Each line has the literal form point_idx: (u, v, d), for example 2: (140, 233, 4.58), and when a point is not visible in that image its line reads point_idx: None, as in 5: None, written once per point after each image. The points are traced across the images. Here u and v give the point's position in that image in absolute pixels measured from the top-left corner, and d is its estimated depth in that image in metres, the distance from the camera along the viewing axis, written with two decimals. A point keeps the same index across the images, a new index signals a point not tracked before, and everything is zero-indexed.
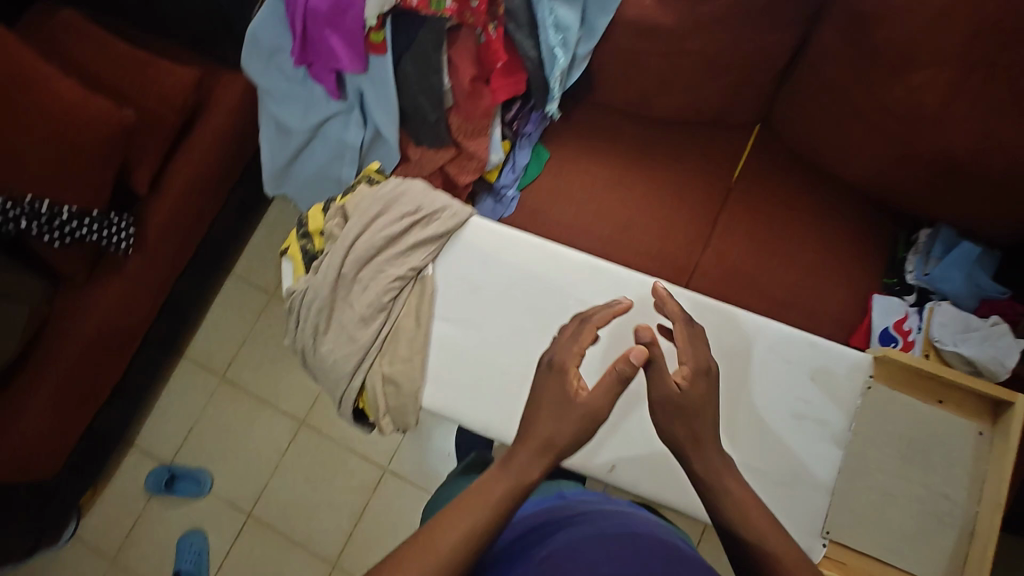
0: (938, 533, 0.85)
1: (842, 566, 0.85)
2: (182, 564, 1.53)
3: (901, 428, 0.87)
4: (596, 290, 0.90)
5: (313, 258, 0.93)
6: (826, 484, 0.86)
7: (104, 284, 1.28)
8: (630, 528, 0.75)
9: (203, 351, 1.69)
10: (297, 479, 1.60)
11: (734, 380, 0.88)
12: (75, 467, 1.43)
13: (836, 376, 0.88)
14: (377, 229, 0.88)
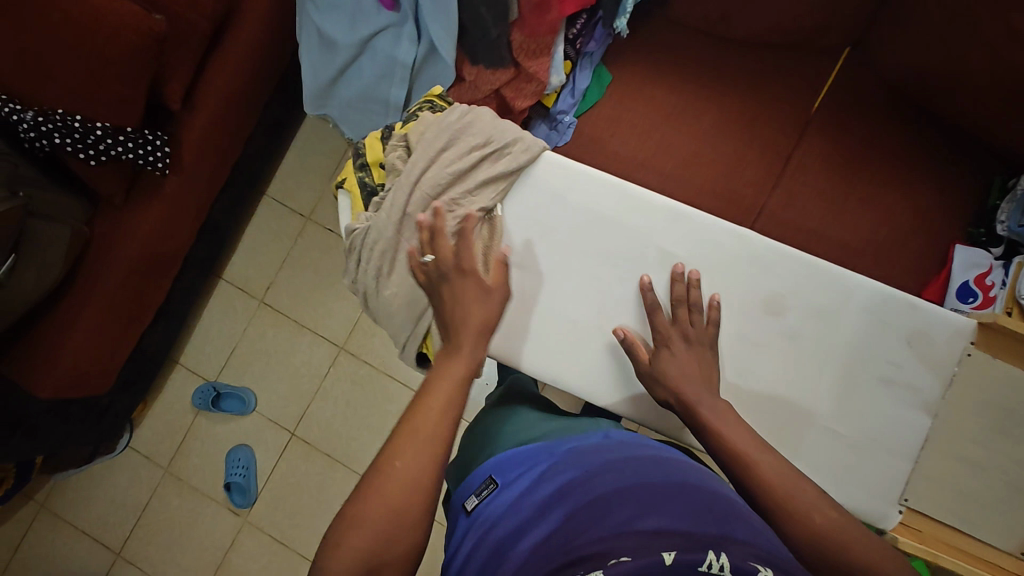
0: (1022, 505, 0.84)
1: (918, 534, 0.84)
2: (232, 476, 1.60)
3: (998, 399, 0.83)
4: (675, 238, 0.85)
5: (372, 192, 0.89)
6: (909, 451, 0.83)
7: (144, 206, 1.25)
8: (681, 474, 0.74)
9: (241, 273, 1.68)
10: (338, 402, 1.63)
11: (819, 338, 0.83)
12: (126, 384, 1.47)
13: (936, 340, 0.82)
14: (444, 163, 0.83)
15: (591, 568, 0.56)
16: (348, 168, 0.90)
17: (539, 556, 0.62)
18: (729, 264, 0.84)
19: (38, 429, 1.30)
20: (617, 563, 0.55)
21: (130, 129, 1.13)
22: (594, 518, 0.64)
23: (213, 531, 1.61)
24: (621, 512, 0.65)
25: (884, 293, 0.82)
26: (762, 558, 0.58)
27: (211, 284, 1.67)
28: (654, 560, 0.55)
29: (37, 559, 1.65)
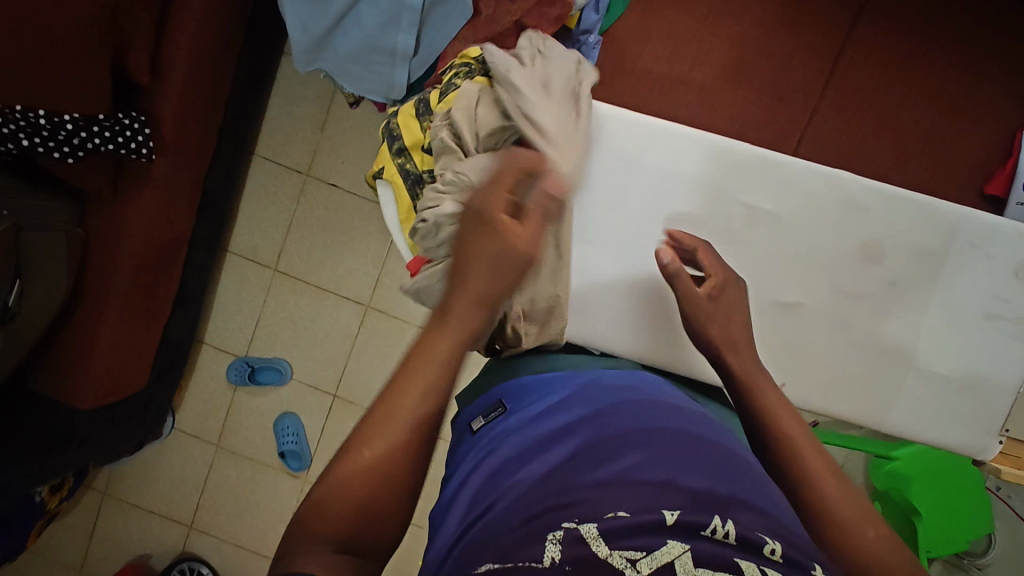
0: None
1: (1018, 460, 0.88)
2: (285, 445, 1.62)
3: None
4: (763, 190, 0.83)
5: (416, 178, 0.80)
6: (1010, 385, 0.84)
7: (137, 198, 1.14)
8: (698, 423, 0.70)
9: (247, 243, 1.58)
10: (375, 360, 1.61)
11: (914, 278, 0.83)
12: (159, 375, 1.45)
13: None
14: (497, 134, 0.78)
15: (584, 514, 0.54)
16: (384, 156, 0.82)
17: (537, 486, 0.59)
18: (821, 213, 0.83)
19: (89, 438, 1.29)
20: (611, 516, 0.53)
21: (103, 116, 1.00)
22: (599, 461, 0.61)
23: (278, 494, 1.66)
24: (631, 456, 0.61)
25: (985, 224, 0.81)
26: (770, 528, 0.55)
27: (218, 259, 1.58)
28: (653, 518, 0.52)
29: (115, 543, 1.71)
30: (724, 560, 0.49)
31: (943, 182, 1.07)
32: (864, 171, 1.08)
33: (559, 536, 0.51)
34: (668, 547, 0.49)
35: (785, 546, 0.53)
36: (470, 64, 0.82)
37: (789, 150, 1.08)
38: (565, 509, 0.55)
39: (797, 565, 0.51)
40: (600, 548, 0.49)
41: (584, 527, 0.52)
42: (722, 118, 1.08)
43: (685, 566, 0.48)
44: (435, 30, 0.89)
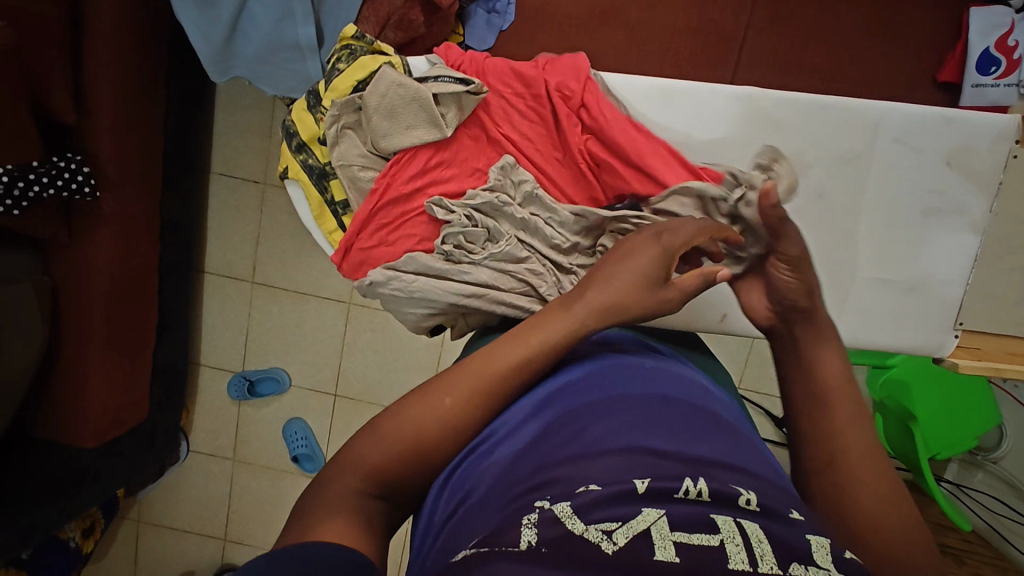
0: None
1: (977, 352, 0.86)
2: (297, 449, 1.66)
3: None
4: (672, 119, 0.83)
5: (322, 173, 0.79)
6: (959, 277, 0.83)
7: (93, 236, 1.15)
8: (667, 380, 0.65)
9: (222, 260, 1.59)
10: (367, 354, 1.63)
11: (844, 186, 0.81)
12: (159, 402, 1.49)
13: (973, 153, 0.80)
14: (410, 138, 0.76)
15: (554, 493, 0.49)
16: (286, 155, 0.80)
17: (510, 462, 0.55)
18: (738, 139, 0.82)
19: (101, 473, 1.34)
20: (583, 491, 0.49)
21: (39, 163, 1.00)
22: (569, 428, 0.57)
23: (300, 497, 1.71)
24: (600, 422, 0.57)
25: (915, 116, 0.79)
26: (744, 483, 0.52)
27: (196, 280, 1.60)
28: (622, 488, 0.49)
29: (158, 564, 1.79)
30: (702, 520, 0.47)
31: (891, 77, 1.03)
32: (810, 80, 1.04)
33: (534, 521, 0.46)
34: (643, 514, 0.46)
35: (759, 496, 0.51)
36: (348, 46, 0.79)
37: (727, 72, 1.04)
38: (534, 486, 0.51)
39: (770, 511, 0.50)
40: (576, 525, 0.45)
41: (557, 507, 0.48)
42: (654, 53, 1.04)
43: (661, 531, 0.45)
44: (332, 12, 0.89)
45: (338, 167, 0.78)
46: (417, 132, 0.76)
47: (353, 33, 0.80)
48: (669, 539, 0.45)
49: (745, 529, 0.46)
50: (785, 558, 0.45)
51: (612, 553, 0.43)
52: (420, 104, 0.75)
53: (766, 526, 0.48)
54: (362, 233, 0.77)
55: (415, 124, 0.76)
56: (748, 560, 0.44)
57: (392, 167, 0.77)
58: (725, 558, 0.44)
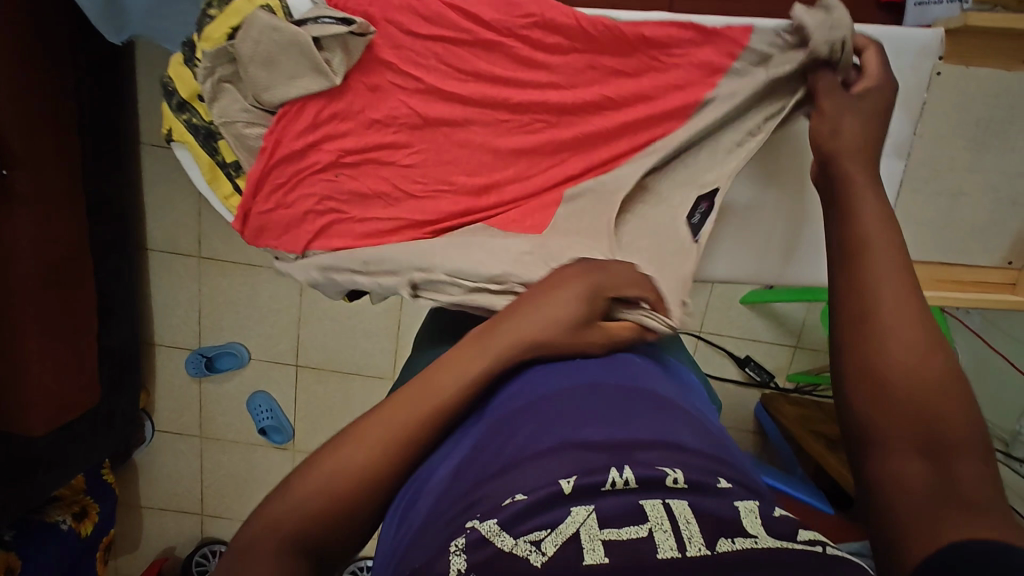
0: (1010, 217, 0.85)
1: None
2: (263, 421, 1.65)
3: (978, 113, 0.80)
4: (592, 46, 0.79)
5: (209, 133, 0.76)
6: None
7: (11, 218, 1.09)
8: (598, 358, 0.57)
9: (164, 236, 1.53)
10: (325, 323, 1.60)
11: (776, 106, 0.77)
12: (112, 385, 1.46)
13: (900, 76, 0.75)
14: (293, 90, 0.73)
15: (479, 513, 0.42)
16: (168, 115, 0.76)
17: (439, 488, 0.47)
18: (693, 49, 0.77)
19: (56, 460, 1.32)
20: (508, 504, 0.41)
21: None
22: (494, 434, 0.48)
23: (272, 467, 1.71)
24: (528, 423, 0.49)
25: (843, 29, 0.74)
26: (676, 456, 0.45)
27: (139, 258, 1.54)
28: (544, 492, 0.41)
29: (138, 542, 1.80)
30: (631, 508, 0.41)
31: None
32: (750, 8, 0.99)
33: (463, 546, 0.39)
34: (572, 516, 0.40)
35: (693, 466, 0.45)
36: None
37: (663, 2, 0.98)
38: (458, 508, 0.43)
39: (700, 484, 0.44)
40: (501, 541, 0.39)
41: (481, 524, 0.40)
42: None
43: (589, 532, 0.39)
44: None
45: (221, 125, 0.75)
46: (303, 82, 0.73)
47: None
48: (598, 538, 0.39)
49: (673, 509, 0.41)
50: (714, 533, 0.40)
51: (541, 567, 0.37)
52: (301, 51, 0.71)
53: (697, 504, 0.42)
54: (256, 197, 0.75)
55: (300, 74, 0.72)
56: (676, 545, 0.39)
57: (280, 120, 0.74)
58: (654, 548, 0.39)
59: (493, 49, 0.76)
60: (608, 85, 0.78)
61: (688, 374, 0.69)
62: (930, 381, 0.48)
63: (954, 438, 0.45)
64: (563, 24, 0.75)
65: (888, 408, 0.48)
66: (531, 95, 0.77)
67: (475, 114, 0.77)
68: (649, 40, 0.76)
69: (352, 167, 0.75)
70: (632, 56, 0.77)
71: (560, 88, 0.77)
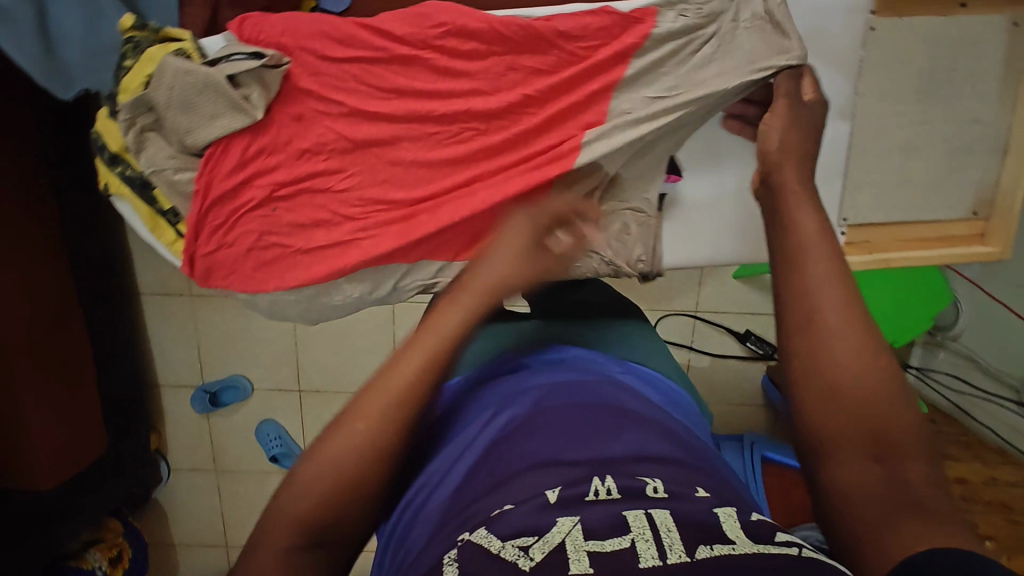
0: (971, 166, 0.77)
1: (866, 246, 0.80)
2: (273, 450, 1.66)
3: (921, 63, 0.73)
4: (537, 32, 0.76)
5: (143, 182, 0.75)
6: (836, 170, 0.77)
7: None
8: (586, 383, 0.64)
9: (154, 279, 1.54)
10: (321, 346, 1.60)
11: (707, 83, 0.74)
12: (120, 431, 1.48)
13: (829, 34, 0.72)
14: (213, 130, 0.71)
15: (473, 524, 0.49)
16: (102, 170, 0.75)
17: (443, 508, 0.54)
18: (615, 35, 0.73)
19: (73, 510, 1.35)
20: (499, 515, 0.49)
21: None
22: (491, 458, 0.56)
23: None
24: (522, 447, 0.56)
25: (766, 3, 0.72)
26: (653, 469, 0.53)
27: (132, 304, 1.56)
28: (534, 503, 0.49)
29: None
30: (614, 521, 0.46)
31: None
32: None
33: (456, 559, 0.45)
34: (558, 526, 0.46)
35: (671, 479, 0.52)
36: (131, 39, 0.72)
37: None
38: (456, 523, 0.51)
39: (675, 492, 0.50)
40: (492, 544, 0.45)
41: (476, 535, 0.47)
42: None
43: (576, 543, 0.44)
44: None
45: (151, 172, 0.73)
46: (224, 120, 0.71)
47: (133, 22, 0.73)
48: (583, 549, 0.44)
49: (654, 520, 0.46)
50: (693, 541, 0.44)
51: (528, 569, 0.42)
52: (214, 89, 0.69)
53: (672, 507, 0.48)
54: (198, 239, 0.75)
55: (218, 111, 0.71)
56: (657, 553, 0.43)
57: (205, 164, 0.73)
58: (634, 557, 0.43)
59: (414, 64, 0.73)
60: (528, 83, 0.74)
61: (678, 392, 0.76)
62: (877, 387, 0.46)
63: (900, 444, 0.45)
64: (477, 30, 0.72)
65: (832, 420, 0.47)
66: (452, 105, 0.74)
67: (402, 129, 0.75)
68: (565, 37, 0.73)
69: (285, 201, 0.75)
70: (548, 52, 0.73)
71: (483, 93, 0.74)
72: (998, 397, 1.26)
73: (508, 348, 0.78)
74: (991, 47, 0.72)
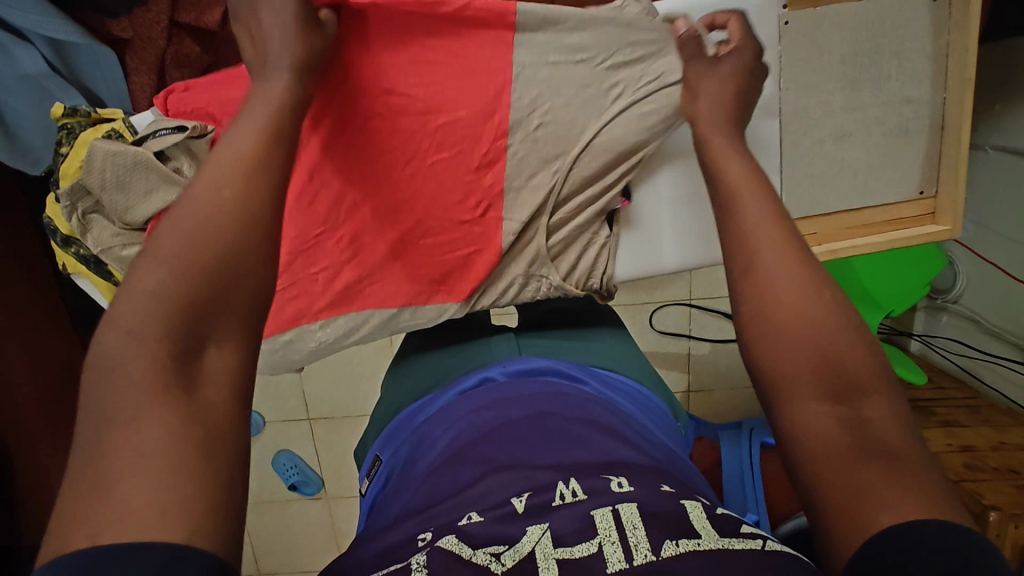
0: (907, 146, 0.72)
1: (816, 238, 0.75)
2: (290, 479, 1.60)
3: (841, 51, 0.68)
4: None
5: (100, 261, 0.66)
6: (773, 164, 0.71)
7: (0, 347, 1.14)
8: (558, 395, 0.59)
9: None
10: (324, 374, 1.55)
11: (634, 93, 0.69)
12: None
13: None
14: (151, 209, 0.62)
15: (438, 526, 0.44)
16: (59, 252, 0.67)
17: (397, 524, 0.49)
18: (506, 52, 0.66)
19: None
20: (465, 521, 0.43)
21: None
22: (452, 467, 0.50)
23: (312, 518, 1.68)
24: (485, 453, 0.50)
25: (648, 6, 0.67)
26: (621, 468, 0.46)
27: None
28: (500, 511, 0.43)
29: None
30: (581, 522, 0.40)
31: None
32: None
33: (425, 562, 0.39)
34: (527, 534, 0.40)
35: (635, 476, 0.45)
36: (64, 127, 0.65)
37: None
38: (417, 521, 0.45)
39: (645, 485, 0.44)
40: (462, 550, 0.40)
41: (444, 541, 0.41)
42: None
43: (544, 551, 0.39)
44: (93, 72, 0.83)
45: (103, 252, 0.64)
46: (162, 196, 0.62)
47: (65, 109, 0.65)
48: (553, 557, 0.38)
49: (621, 516, 0.40)
50: (659, 536, 0.38)
51: (499, 575, 0.38)
52: (145, 167, 0.60)
53: (643, 499, 0.42)
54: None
55: (151, 187, 0.61)
56: (625, 555, 0.37)
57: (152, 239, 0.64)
58: (602, 563, 0.37)
59: None
60: (449, 101, 0.66)
61: (648, 396, 0.71)
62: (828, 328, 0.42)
63: (862, 377, 0.40)
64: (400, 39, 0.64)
65: (793, 359, 0.42)
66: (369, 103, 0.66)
67: None
68: (457, 50, 0.66)
69: None
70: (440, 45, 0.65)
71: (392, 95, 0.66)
72: (1001, 358, 1.22)
73: (468, 362, 0.74)
74: (916, 26, 0.68)
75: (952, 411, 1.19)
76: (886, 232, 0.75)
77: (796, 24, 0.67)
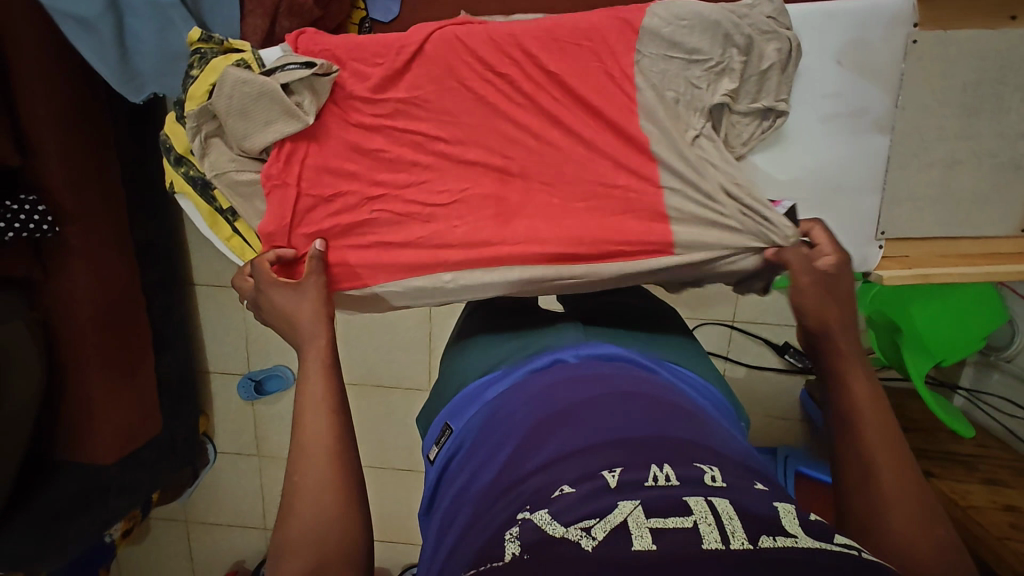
0: (1015, 182, 0.72)
1: (905, 261, 0.74)
2: None
3: (964, 77, 0.69)
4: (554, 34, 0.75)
5: (206, 183, 0.71)
6: (874, 179, 0.72)
7: (70, 268, 1.15)
8: (636, 377, 0.58)
9: (208, 270, 1.52)
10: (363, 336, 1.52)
11: (756, 88, 0.69)
12: (172, 413, 1.52)
13: (865, 47, 0.69)
14: (265, 138, 0.68)
15: (533, 502, 0.45)
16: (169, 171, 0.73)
17: (484, 500, 0.50)
18: (628, 37, 0.69)
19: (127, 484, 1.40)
20: (557, 495, 0.44)
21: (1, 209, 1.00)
22: (533, 444, 0.51)
23: None
24: (568, 431, 0.50)
25: (781, 6, 0.68)
26: (710, 458, 0.47)
27: (187, 295, 1.54)
28: (591, 485, 0.43)
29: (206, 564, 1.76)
30: (672, 503, 0.41)
31: None
32: None
33: (517, 535, 0.41)
34: (619, 507, 0.41)
35: (725, 468, 0.46)
36: (197, 51, 0.70)
37: None
38: (507, 503, 0.46)
39: (738, 485, 0.44)
40: (555, 529, 0.40)
41: (538, 517, 0.42)
42: None
43: (637, 521, 0.40)
44: (214, 10, 0.87)
45: (213, 176, 0.70)
46: (278, 127, 0.68)
47: (200, 33, 0.71)
48: (645, 526, 0.39)
49: (715, 506, 0.40)
50: (754, 530, 0.39)
51: (591, 549, 0.38)
52: (270, 98, 0.66)
53: (736, 496, 0.42)
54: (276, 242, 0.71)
55: (271, 118, 0.67)
56: (721, 537, 0.38)
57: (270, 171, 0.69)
58: (698, 539, 0.38)
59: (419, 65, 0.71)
60: (564, 82, 0.70)
61: (719, 395, 0.69)
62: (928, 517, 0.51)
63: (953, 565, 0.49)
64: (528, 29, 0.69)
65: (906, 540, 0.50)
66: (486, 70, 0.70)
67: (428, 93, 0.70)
68: (583, 32, 0.69)
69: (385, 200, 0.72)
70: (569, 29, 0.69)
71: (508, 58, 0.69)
72: None
73: (540, 339, 0.73)
74: None
75: (998, 469, 1.16)
76: (980, 264, 0.75)
77: (924, 43, 0.68)
